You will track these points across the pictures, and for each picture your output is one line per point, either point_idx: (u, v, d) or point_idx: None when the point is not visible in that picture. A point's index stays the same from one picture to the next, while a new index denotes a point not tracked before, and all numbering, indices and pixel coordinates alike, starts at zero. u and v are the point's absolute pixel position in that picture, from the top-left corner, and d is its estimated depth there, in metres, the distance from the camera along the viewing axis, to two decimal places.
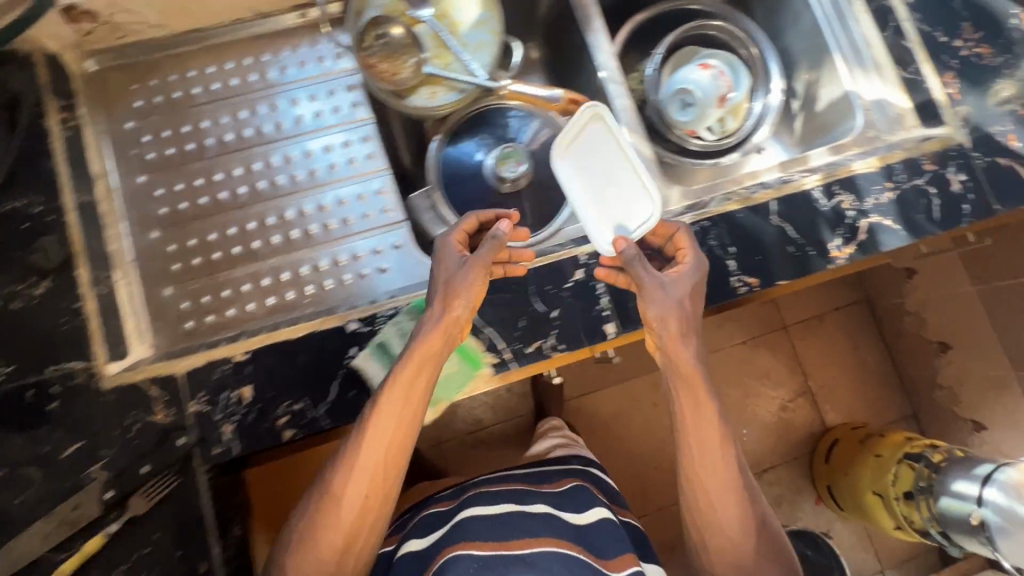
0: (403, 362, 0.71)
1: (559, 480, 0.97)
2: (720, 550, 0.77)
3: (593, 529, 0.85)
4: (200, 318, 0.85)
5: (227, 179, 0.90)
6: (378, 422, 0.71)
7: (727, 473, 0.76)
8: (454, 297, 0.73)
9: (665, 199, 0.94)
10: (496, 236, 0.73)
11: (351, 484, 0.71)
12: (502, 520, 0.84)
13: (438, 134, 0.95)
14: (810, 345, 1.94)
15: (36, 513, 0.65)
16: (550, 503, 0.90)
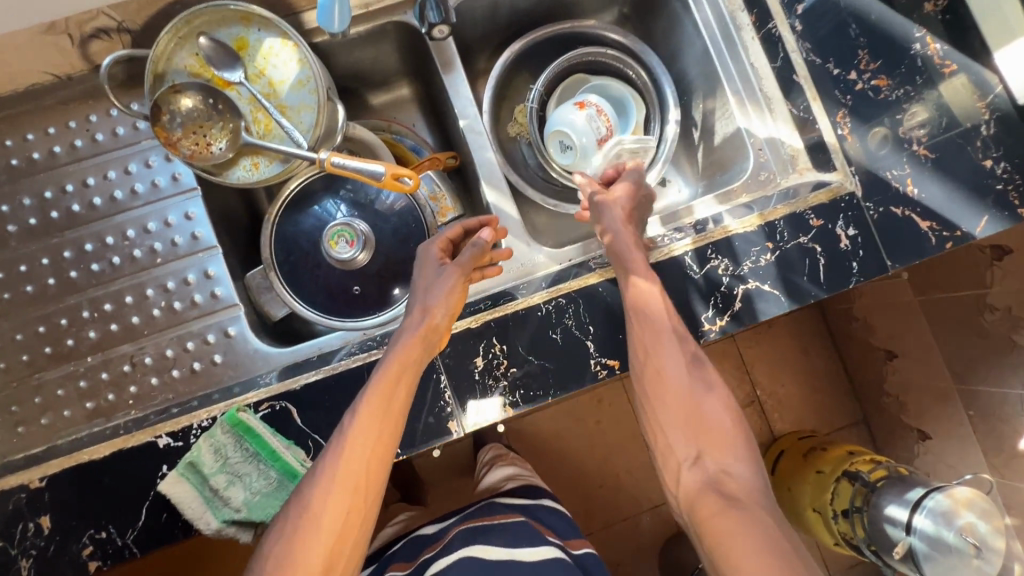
0: (381, 370, 0.70)
1: (506, 517, 1.02)
2: (683, 436, 0.72)
3: (544, 562, 0.90)
4: (10, 430, 0.77)
5: (40, 268, 0.82)
6: (358, 422, 0.66)
7: (679, 356, 0.75)
8: (432, 306, 0.74)
9: (531, 264, 0.86)
10: (477, 245, 0.78)
11: (325, 490, 0.63)
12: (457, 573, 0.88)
13: (268, 210, 0.86)
14: (757, 355, 1.87)
15: None
16: (502, 543, 0.94)
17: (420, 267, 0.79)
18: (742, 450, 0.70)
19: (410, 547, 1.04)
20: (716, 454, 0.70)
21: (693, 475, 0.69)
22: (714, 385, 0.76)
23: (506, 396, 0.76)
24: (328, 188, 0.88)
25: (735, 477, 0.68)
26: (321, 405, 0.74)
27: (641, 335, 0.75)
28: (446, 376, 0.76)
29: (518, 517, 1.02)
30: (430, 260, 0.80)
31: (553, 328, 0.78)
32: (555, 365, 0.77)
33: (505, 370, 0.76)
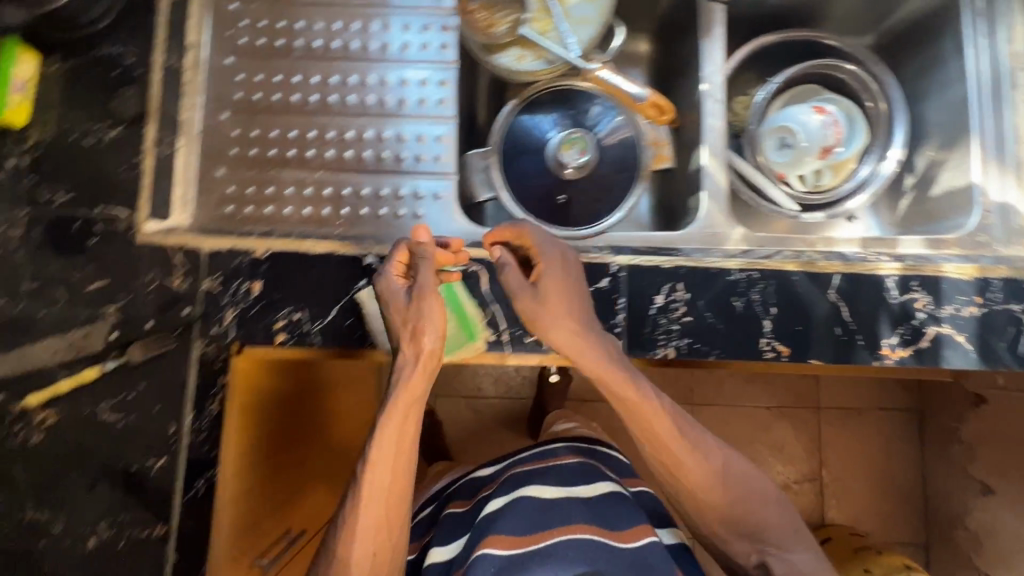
0: (388, 412, 0.73)
1: (565, 458, 0.98)
2: (721, 516, 0.79)
3: (605, 506, 0.88)
4: (240, 206, 0.88)
5: (303, 84, 0.92)
6: (375, 471, 0.74)
7: (701, 446, 0.78)
8: (418, 333, 0.70)
9: (721, 236, 0.89)
10: (428, 256, 0.73)
11: (363, 516, 0.74)
12: (518, 513, 0.85)
13: (516, 98, 0.95)
14: (838, 436, 1.79)
15: (58, 330, 0.78)
16: (560, 486, 0.90)
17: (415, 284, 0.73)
18: (777, 509, 0.80)
19: (470, 487, 1.05)
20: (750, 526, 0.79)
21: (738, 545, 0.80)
22: (734, 451, 0.81)
23: (672, 338, 0.79)
24: (561, 103, 0.94)
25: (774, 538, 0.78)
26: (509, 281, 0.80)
27: (658, 441, 0.77)
28: (625, 300, 0.79)
29: (578, 459, 0.97)
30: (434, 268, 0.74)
31: (737, 296, 0.79)
32: (728, 330, 0.79)
33: (680, 316, 0.79)
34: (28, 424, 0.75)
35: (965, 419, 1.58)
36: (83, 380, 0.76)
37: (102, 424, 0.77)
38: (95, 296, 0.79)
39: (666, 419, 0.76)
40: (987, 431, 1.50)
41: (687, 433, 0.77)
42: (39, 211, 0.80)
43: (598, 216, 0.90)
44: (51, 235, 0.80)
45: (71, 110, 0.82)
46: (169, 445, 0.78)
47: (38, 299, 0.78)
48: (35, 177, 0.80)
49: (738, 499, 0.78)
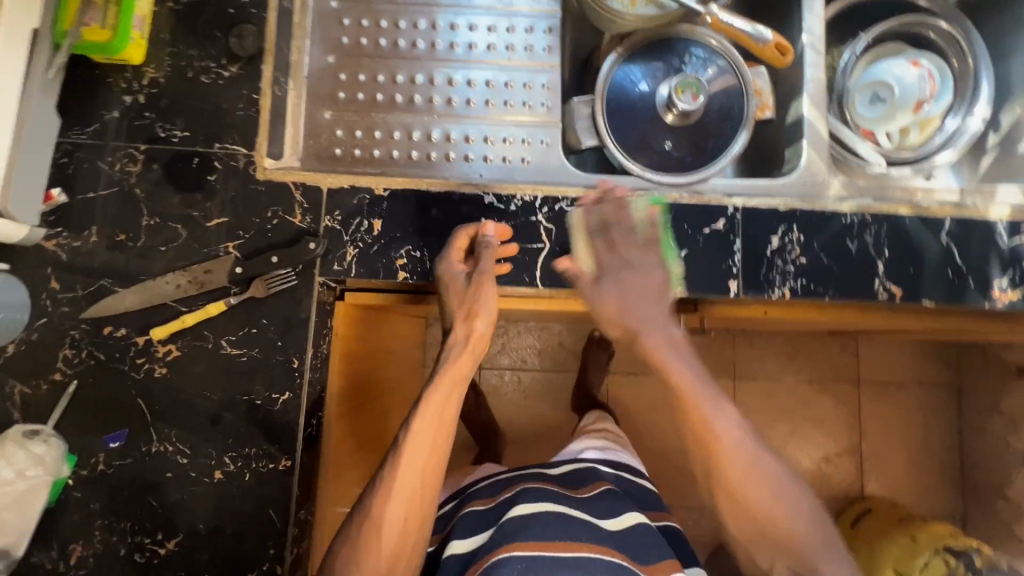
0: (436, 385, 0.76)
1: (591, 484, 0.89)
2: (760, 537, 0.72)
3: (632, 535, 0.81)
4: (348, 148, 0.87)
5: (409, 29, 0.91)
6: (412, 451, 0.73)
7: (758, 465, 0.72)
8: (475, 310, 0.77)
9: (822, 185, 0.88)
10: (490, 244, 0.77)
11: (392, 506, 0.71)
12: (542, 525, 0.77)
13: (618, 47, 0.94)
14: (878, 410, 1.76)
15: (180, 264, 0.79)
16: (586, 511, 0.82)
17: (601, 270, 0.77)
18: (829, 548, 0.71)
19: (493, 485, 0.92)
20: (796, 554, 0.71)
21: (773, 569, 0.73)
22: (791, 478, 0.73)
23: (788, 279, 0.80)
24: (663, 53, 0.94)
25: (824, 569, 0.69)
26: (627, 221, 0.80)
27: (710, 450, 0.73)
28: (741, 241, 0.80)
29: (604, 484, 0.89)
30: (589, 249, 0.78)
31: (851, 238, 0.81)
32: (842, 271, 0.80)
33: (795, 258, 0.80)
34: (151, 356, 0.77)
35: (1006, 393, 1.59)
36: (208, 314, 0.77)
37: (226, 358, 0.77)
38: (216, 232, 0.79)
39: (729, 435, 0.72)
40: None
41: (743, 446, 0.72)
42: (158, 147, 0.81)
43: (703, 165, 0.90)
44: (170, 171, 0.80)
45: (190, 49, 0.82)
46: (292, 382, 0.77)
47: (159, 234, 0.79)
48: (154, 113, 0.81)
49: (779, 522, 0.71)
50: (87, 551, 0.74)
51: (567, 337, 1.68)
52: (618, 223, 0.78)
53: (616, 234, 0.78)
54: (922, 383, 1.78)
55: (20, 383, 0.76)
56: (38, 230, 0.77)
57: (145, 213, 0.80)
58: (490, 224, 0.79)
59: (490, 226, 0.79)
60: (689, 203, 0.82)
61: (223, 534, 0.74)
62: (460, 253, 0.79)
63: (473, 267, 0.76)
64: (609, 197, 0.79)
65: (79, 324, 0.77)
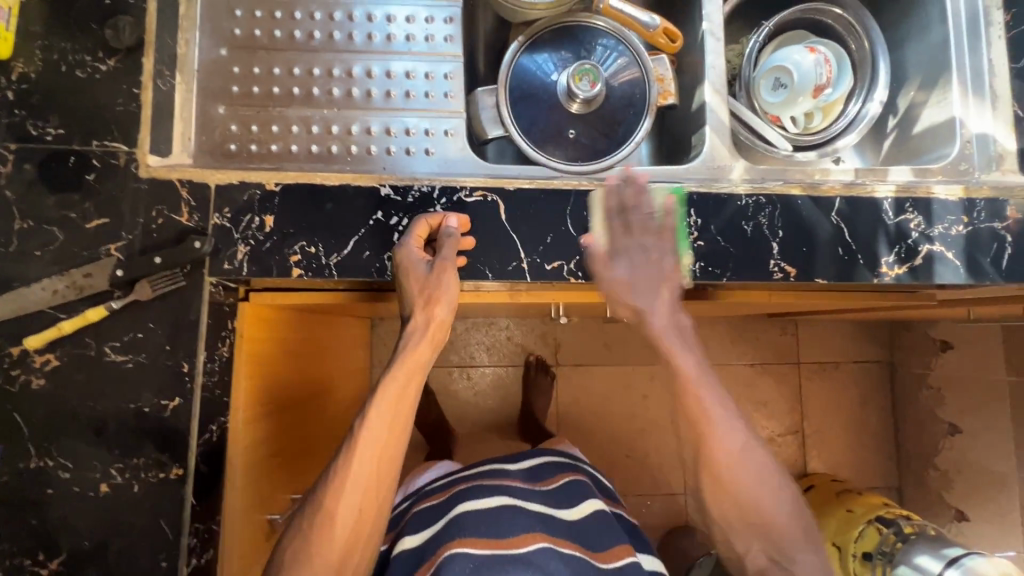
0: (392, 374, 0.75)
1: (555, 477, 1.01)
2: (753, 528, 0.74)
3: (587, 522, 0.91)
4: (244, 144, 0.83)
5: (306, 20, 0.88)
6: (365, 441, 0.72)
7: (740, 438, 0.75)
8: (436, 300, 0.76)
9: (725, 169, 0.90)
10: (451, 234, 0.76)
11: (345, 499, 0.71)
12: (495, 521, 0.85)
13: (521, 36, 0.93)
14: (818, 390, 1.82)
15: (57, 268, 0.74)
16: (545, 504, 0.93)
17: (613, 248, 0.78)
18: (805, 537, 0.74)
19: (446, 482, 1.02)
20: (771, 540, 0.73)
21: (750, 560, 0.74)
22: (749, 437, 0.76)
23: (686, 263, 0.81)
24: (565, 42, 0.94)
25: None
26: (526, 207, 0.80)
27: (692, 412, 0.76)
28: None
29: (566, 478, 1.01)
30: (630, 234, 0.78)
31: (746, 220, 0.83)
32: (739, 253, 0.82)
33: (693, 241, 0.82)
34: (27, 367, 0.73)
35: (934, 366, 1.66)
36: (88, 320, 0.73)
37: (110, 365, 0.73)
38: (97, 233, 0.75)
39: (698, 376, 0.76)
40: (955, 374, 1.57)
41: (721, 417, 0.75)
42: (29, 146, 0.76)
43: (607, 152, 0.90)
44: (45, 171, 0.76)
45: (63, 42, 0.78)
46: (183, 388, 0.74)
47: (34, 238, 0.75)
48: (25, 110, 0.76)
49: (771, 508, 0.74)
50: None
51: (513, 331, 1.68)
52: (637, 210, 0.79)
53: (632, 217, 0.79)
54: (858, 361, 1.84)
55: None
56: None
57: (18, 216, 0.75)
58: (459, 217, 0.78)
59: (452, 217, 0.78)
60: (589, 189, 0.82)
61: (111, 550, 0.71)
62: (418, 241, 0.77)
63: (433, 256, 0.76)
64: (622, 185, 0.79)
65: None
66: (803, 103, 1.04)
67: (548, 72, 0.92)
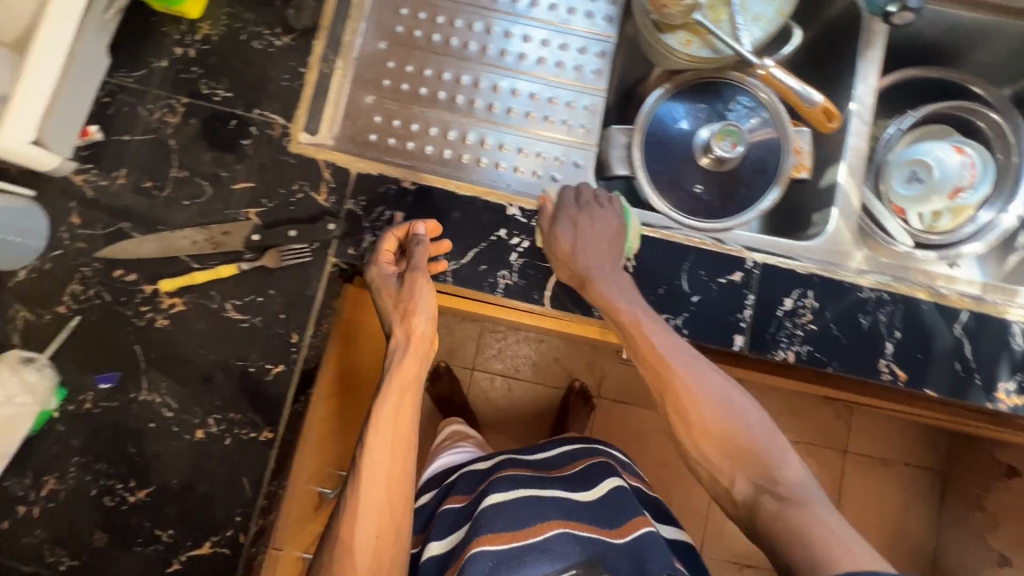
0: (384, 396, 0.73)
1: (574, 462, 0.97)
2: (729, 466, 0.67)
3: (607, 502, 0.86)
4: (385, 136, 0.87)
5: (465, 30, 0.92)
6: (372, 465, 0.70)
7: (711, 384, 0.72)
8: (414, 313, 0.74)
9: (844, 255, 0.89)
10: (421, 240, 0.76)
11: (361, 529, 0.68)
12: (512, 512, 0.81)
13: (667, 83, 0.93)
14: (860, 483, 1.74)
15: (199, 220, 0.79)
16: (560, 489, 0.88)
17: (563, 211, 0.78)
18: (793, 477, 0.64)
19: (470, 480, 0.96)
20: (768, 480, 0.65)
21: (744, 500, 0.65)
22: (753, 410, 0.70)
23: (794, 343, 0.80)
24: (707, 97, 0.93)
25: (794, 494, 0.62)
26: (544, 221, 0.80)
27: (647, 356, 0.73)
28: (754, 296, 0.80)
29: (588, 460, 0.96)
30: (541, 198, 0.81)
31: (864, 313, 0.80)
32: (850, 344, 0.80)
33: (805, 322, 0.80)
34: (156, 306, 0.78)
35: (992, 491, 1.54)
36: (220, 275, 0.78)
37: (227, 321, 0.77)
38: (241, 195, 0.80)
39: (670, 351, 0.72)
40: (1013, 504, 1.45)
41: (736, 410, 0.70)
42: (199, 103, 0.81)
43: (728, 213, 0.90)
44: (206, 128, 0.81)
45: (247, 13, 0.83)
46: (288, 356, 0.77)
47: (185, 188, 0.80)
48: (201, 69, 0.82)
49: (757, 447, 0.67)
50: (59, 486, 0.75)
51: (561, 352, 1.65)
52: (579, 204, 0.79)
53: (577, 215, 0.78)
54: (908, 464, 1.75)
55: (23, 309, 0.77)
56: (68, 163, 0.78)
57: (175, 165, 0.80)
58: (428, 225, 0.78)
59: (425, 228, 0.78)
60: (710, 250, 0.81)
61: (194, 493, 0.75)
62: (388, 256, 0.78)
63: (405, 266, 0.76)
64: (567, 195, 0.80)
65: (93, 263, 0.78)
66: (937, 202, 1.00)
67: (684, 125, 0.92)
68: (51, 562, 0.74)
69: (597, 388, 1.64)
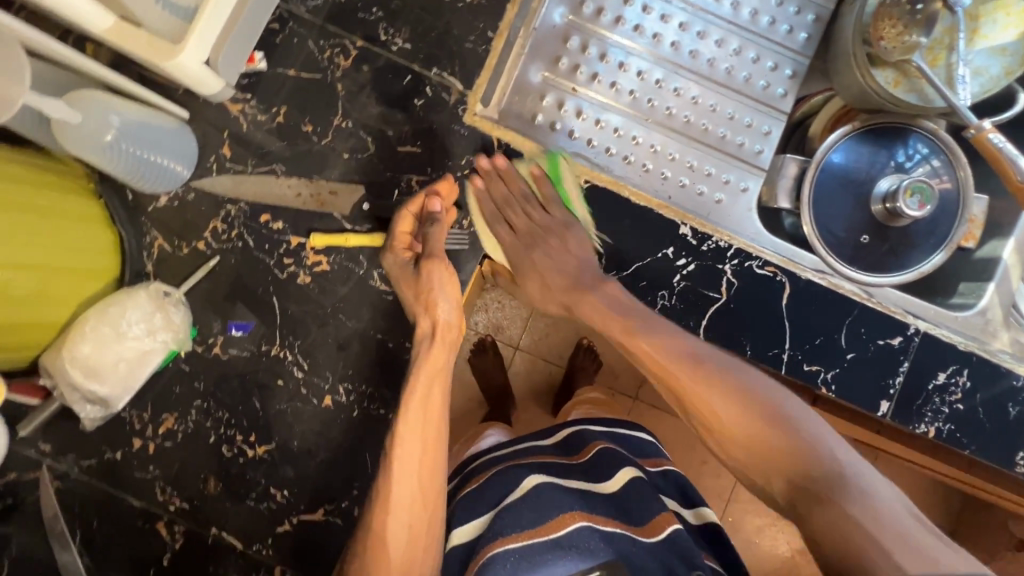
0: (412, 385, 0.67)
1: (585, 447, 0.75)
2: (766, 468, 0.60)
3: (630, 494, 0.66)
4: (551, 118, 0.82)
5: (657, 21, 0.85)
6: (402, 455, 0.64)
7: (725, 381, 0.65)
8: (436, 299, 0.69)
9: (990, 336, 0.83)
10: (438, 220, 0.71)
11: (393, 518, 0.61)
12: (536, 499, 0.63)
13: (854, 122, 0.87)
14: None
15: (357, 177, 0.75)
16: (584, 479, 0.69)
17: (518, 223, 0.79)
18: (845, 481, 0.55)
19: (485, 463, 0.77)
20: (800, 475, 0.58)
21: (785, 501, 0.59)
22: (793, 402, 0.63)
23: (938, 419, 0.78)
24: (890, 144, 0.87)
25: (830, 488, 0.55)
26: (565, 269, 0.77)
27: (681, 388, 0.67)
28: (909, 364, 0.78)
29: (600, 445, 0.75)
30: (549, 211, 0.79)
31: (1014, 402, 0.78)
32: (993, 431, 0.78)
33: (953, 400, 0.78)
34: (300, 261, 0.74)
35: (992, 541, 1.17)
36: (375, 241, 0.74)
37: (372, 291, 0.74)
38: (405, 159, 0.75)
39: (687, 353, 0.68)
40: None
41: (738, 379, 0.65)
42: (374, 49, 0.75)
43: (886, 270, 0.86)
44: (379, 79, 0.75)
45: None
46: None
47: (346, 140, 0.75)
48: (382, 11, 0.75)
49: (779, 442, 0.60)
50: (177, 426, 0.73)
51: None
52: (507, 201, 0.78)
53: (540, 242, 0.79)
54: None
55: (160, 237, 0.73)
56: (230, 90, 0.72)
57: (339, 112, 0.75)
58: (441, 203, 0.72)
59: (438, 205, 0.72)
60: (875, 309, 0.79)
61: (315, 459, 0.73)
62: (403, 240, 0.72)
63: (420, 251, 0.71)
64: (492, 172, 0.77)
65: (239, 202, 0.74)
66: None
67: (855, 172, 0.87)
68: (161, 501, 0.72)
69: (636, 388, 1.18)
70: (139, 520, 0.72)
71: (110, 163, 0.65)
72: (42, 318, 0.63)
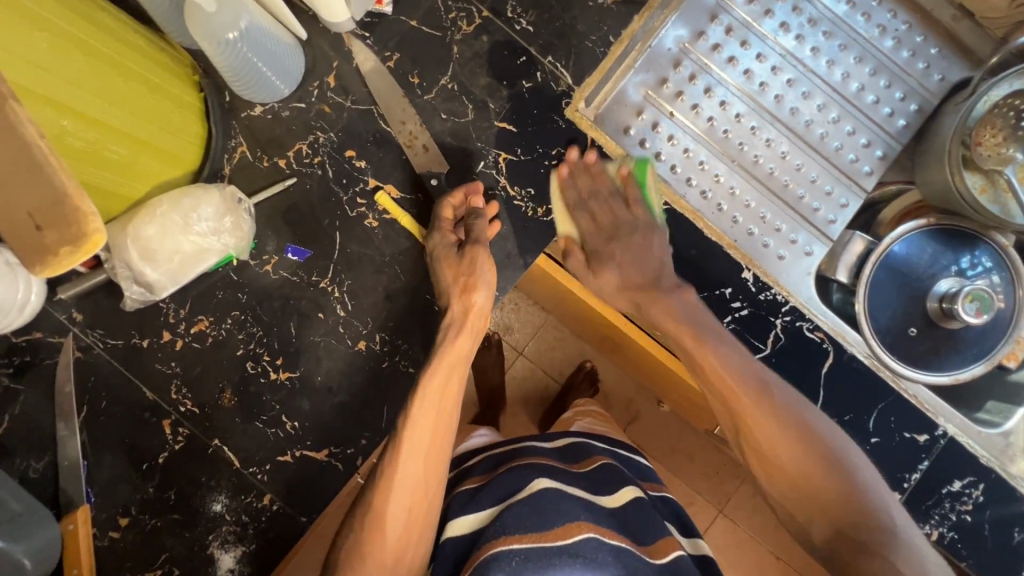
0: (430, 372, 0.68)
1: (587, 459, 0.74)
2: (778, 462, 0.64)
3: (633, 513, 0.65)
4: (643, 134, 0.82)
5: (768, 70, 0.87)
6: (410, 440, 0.64)
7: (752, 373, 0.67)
8: (477, 283, 0.70)
9: (1009, 459, 0.83)
10: (481, 215, 0.73)
11: (395, 498, 0.62)
12: (543, 502, 0.61)
13: (931, 215, 0.87)
14: None
15: (449, 140, 0.76)
16: (584, 489, 0.67)
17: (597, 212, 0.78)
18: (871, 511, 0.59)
19: (488, 461, 0.76)
20: (820, 494, 0.61)
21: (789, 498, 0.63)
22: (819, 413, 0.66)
23: (942, 523, 0.78)
24: (957, 246, 0.87)
25: (854, 517, 0.59)
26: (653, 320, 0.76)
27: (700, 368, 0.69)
28: (928, 463, 0.78)
29: (601, 461, 0.74)
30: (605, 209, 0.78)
31: (1021, 528, 0.77)
32: (994, 551, 0.77)
33: (963, 510, 0.78)
34: (372, 205, 0.75)
35: None
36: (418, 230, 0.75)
37: None
38: (499, 135, 0.77)
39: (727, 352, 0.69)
40: None
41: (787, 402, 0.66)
42: (498, 22, 0.76)
43: (920, 362, 0.86)
44: (496, 52, 0.77)
45: None
46: None
47: (449, 102, 0.76)
48: None
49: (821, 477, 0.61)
50: (210, 330, 0.73)
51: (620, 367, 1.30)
52: (593, 195, 0.78)
53: (595, 205, 0.78)
54: None
55: (244, 145, 0.74)
56: (352, 24, 0.73)
57: (448, 74, 0.76)
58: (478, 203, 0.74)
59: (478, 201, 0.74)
60: (909, 402, 0.79)
61: (332, 400, 0.73)
62: (449, 224, 0.73)
63: (465, 237, 0.72)
64: (580, 164, 0.78)
65: (332, 132, 0.75)
66: None
67: (917, 261, 0.87)
68: (172, 399, 0.72)
69: (627, 423, 1.17)
70: (147, 413, 0.72)
71: (219, 56, 0.64)
72: (122, 190, 0.63)
